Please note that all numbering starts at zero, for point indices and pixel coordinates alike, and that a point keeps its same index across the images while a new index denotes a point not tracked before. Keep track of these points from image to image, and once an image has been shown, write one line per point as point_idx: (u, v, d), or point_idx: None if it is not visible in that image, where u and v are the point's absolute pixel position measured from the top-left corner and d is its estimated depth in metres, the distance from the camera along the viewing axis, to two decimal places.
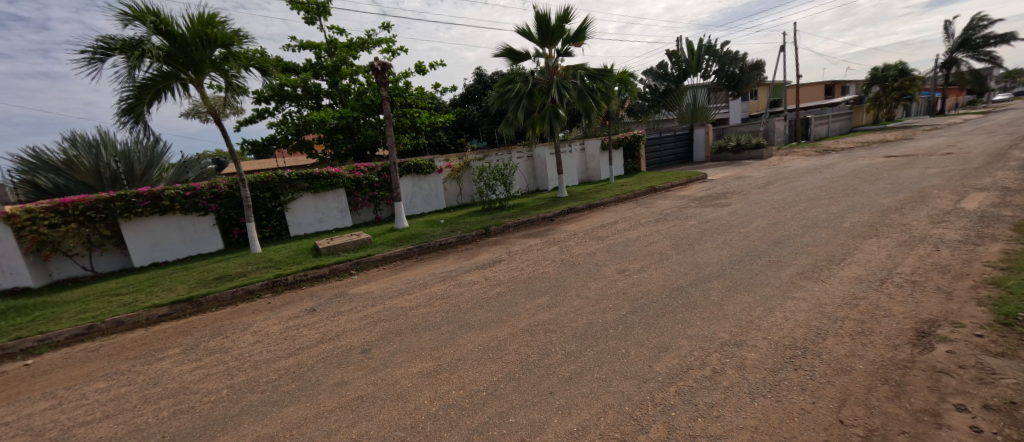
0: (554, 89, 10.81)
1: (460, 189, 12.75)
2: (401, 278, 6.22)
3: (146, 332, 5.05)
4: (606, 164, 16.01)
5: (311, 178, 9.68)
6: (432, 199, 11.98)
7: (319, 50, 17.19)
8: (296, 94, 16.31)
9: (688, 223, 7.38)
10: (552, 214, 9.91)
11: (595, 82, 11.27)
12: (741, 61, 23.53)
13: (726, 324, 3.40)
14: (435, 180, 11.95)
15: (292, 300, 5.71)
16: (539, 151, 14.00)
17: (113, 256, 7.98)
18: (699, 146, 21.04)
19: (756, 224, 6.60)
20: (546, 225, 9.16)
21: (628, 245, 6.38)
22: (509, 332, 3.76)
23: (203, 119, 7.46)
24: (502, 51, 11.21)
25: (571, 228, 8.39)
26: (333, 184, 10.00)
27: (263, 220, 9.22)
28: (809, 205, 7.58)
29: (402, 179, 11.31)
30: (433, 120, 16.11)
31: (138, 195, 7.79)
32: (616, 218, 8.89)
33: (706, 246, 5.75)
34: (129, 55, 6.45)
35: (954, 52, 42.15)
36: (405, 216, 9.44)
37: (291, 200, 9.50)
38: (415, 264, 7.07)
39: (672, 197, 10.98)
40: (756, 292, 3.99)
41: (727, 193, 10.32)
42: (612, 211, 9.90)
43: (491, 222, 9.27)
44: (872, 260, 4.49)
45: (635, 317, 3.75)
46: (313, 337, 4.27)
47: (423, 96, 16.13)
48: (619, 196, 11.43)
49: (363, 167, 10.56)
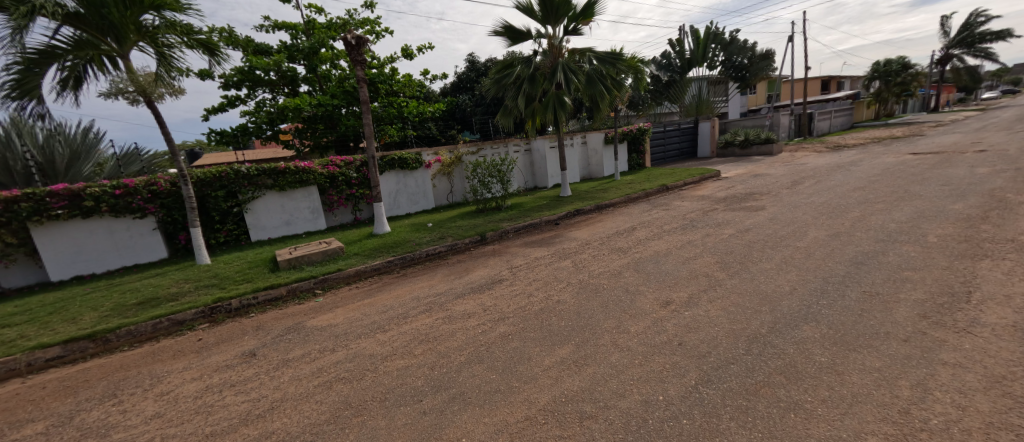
0: (559, 73, 9.46)
1: (451, 187, 11.44)
2: (376, 304, 4.89)
3: (18, 388, 3.69)
4: (609, 159, 14.86)
5: (275, 173, 8.26)
6: (419, 197, 10.64)
7: (296, 31, 15.85)
8: (270, 78, 15.02)
9: (724, 232, 6.18)
10: (557, 218, 8.66)
11: (605, 64, 9.93)
12: (750, 50, 21.97)
13: (865, 417, 2.18)
14: (422, 176, 10.61)
15: (229, 337, 4.39)
16: (538, 145, 12.71)
17: (24, 269, 6.53)
18: (704, 141, 20.05)
19: (813, 236, 5.41)
20: (551, 230, 7.88)
21: (660, 262, 5.15)
22: (523, 417, 2.48)
23: (130, 99, 6.01)
24: (498, 29, 9.83)
25: (581, 235, 7.14)
26: (303, 180, 8.61)
27: (217, 224, 7.81)
28: (863, 210, 6.44)
29: (384, 175, 9.94)
30: (421, 110, 14.85)
31: (52, 194, 6.31)
32: (632, 223, 7.69)
33: (763, 266, 4.53)
34: (16, 16, 4.90)
35: (949, 49, 42.30)
36: (386, 219, 8.07)
37: (251, 199, 8.08)
38: (395, 282, 5.75)
39: (689, 197, 9.81)
40: (880, 350, 2.75)
41: (754, 194, 9.14)
42: (624, 213, 8.66)
43: (487, 226, 7.98)
44: (1014, 296, 3.29)
45: (712, 393, 2.51)
46: (236, 410, 2.94)
47: (411, 83, 14.96)
48: (630, 196, 10.25)
49: (338, 161, 9.17)
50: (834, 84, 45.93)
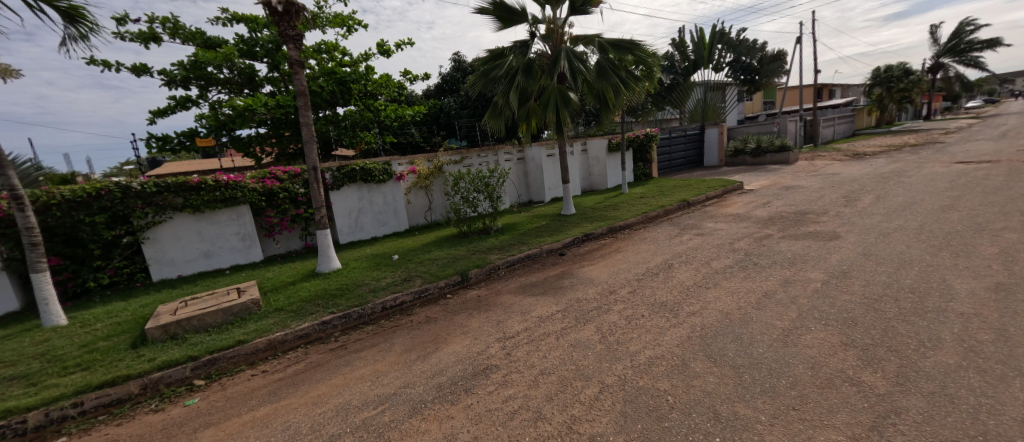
0: (563, 61, 7.55)
1: (430, 203, 9.45)
2: (273, 425, 2.84)
3: None
4: (614, 169, 13.03)
5: (185, 189, 6.14)
6: (388, 216, 8.61)
7: (256, 24, 13.76)
8: (222, 76, 12.85)
9: (812, 277, 4.28)
10: (562, 247, 6.74)
11: (618, 53, 8.05)
12: (758, 51, 20.38)
13: None
14: (391, 191, 8.57)
15: None
16: (533, 152, 10.80)
17: None
18: (712, 150, 18.48)
19: (967, 292, 3.53)
20: (556, 266, 5.93)
21: (743, 338, 3.20)
22: None
23: None
24: (486, 8, 7.91)
25: (599, 276, 5.19)
26: (228, 198, 6.52)
27: (98, 261, 5.70)
28: (996, 243, 4.62)
29: (342, 190, 7.90)
30: (400, 114, 12.86)
31: None
32: (664, 255, 5.79)
33: (941, 362, 2.62)
34: None
35: (942, 57, 41.95)
36: (334, 252, 5.97)
37: (151, 226, 5.99)
38: (322, 365, 3.71)
39: (721, 217, 7.98)
40: None
41: (807, 213, 7.31)
42: (647, 240, 6.76)
43: (471, 261, 5.99)
44: None
45: None
46: None
47: (388, 83, 12.97)
48: (648, 215, 8.39)
49: (279, 172, 7.08)
50: (828, 92, 45.27)
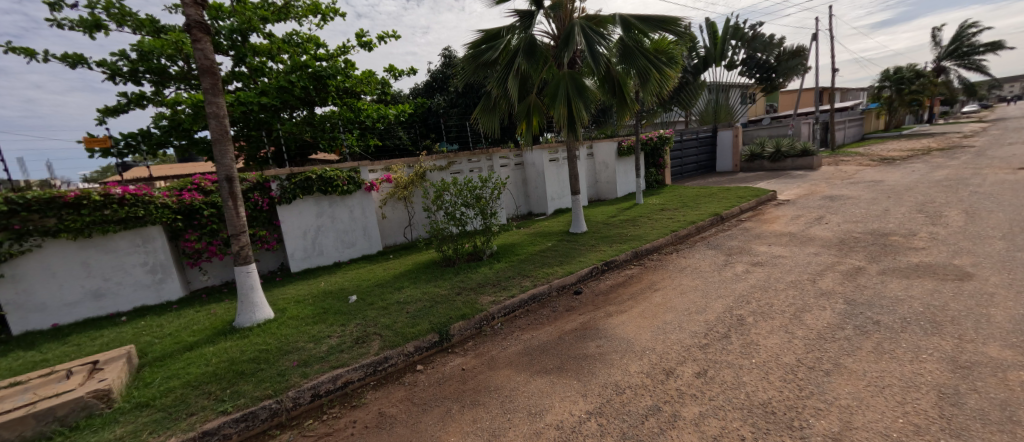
0: (577, 39, 5.91)
1: (409, 218, 7.78)
2: None
3: None
4: (623, 175, 11.47)
5: (60, 207, 4.44)
6: (354, 236, 6.92)
7: None
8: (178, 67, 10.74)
9: (1002, 359, 2.64)
10: (576, 281, 5.09)
11: (643, 33, 6.43)
12: (775, 47, 18.93)
13: None
14: (358, 205, 6.88)
15: None
16: (532, 157, 9.19)
17: None
18: (725, 153, 16.98)
19: None
20: (573, 313, 4.28)
21: None
22: None
23: None
24: None
25: (641, 338, 3.55)
26: (126, 218, 4.82)
27: None
28: None
29: (293, 205, 6.20)
30: (382, 113, 11.15)
31: None
32: (723, 300, 4.15)
33: None
34: None
35: (947, 60, 41.02)
36: (262, 294, 4.26)
37: (10, 258, 4.31)
38: None
39: (771, 237, 6.38)
40: None
41: (888, 234, 5.71)
42: (688, 272, 5.15)
43: (454, 306, 4.32)
44: None
45: None
46: None
47: (369, 77, 11.30)
48: (677, 234, 6.79)
49: (204, 182, 5.44)
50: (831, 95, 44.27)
